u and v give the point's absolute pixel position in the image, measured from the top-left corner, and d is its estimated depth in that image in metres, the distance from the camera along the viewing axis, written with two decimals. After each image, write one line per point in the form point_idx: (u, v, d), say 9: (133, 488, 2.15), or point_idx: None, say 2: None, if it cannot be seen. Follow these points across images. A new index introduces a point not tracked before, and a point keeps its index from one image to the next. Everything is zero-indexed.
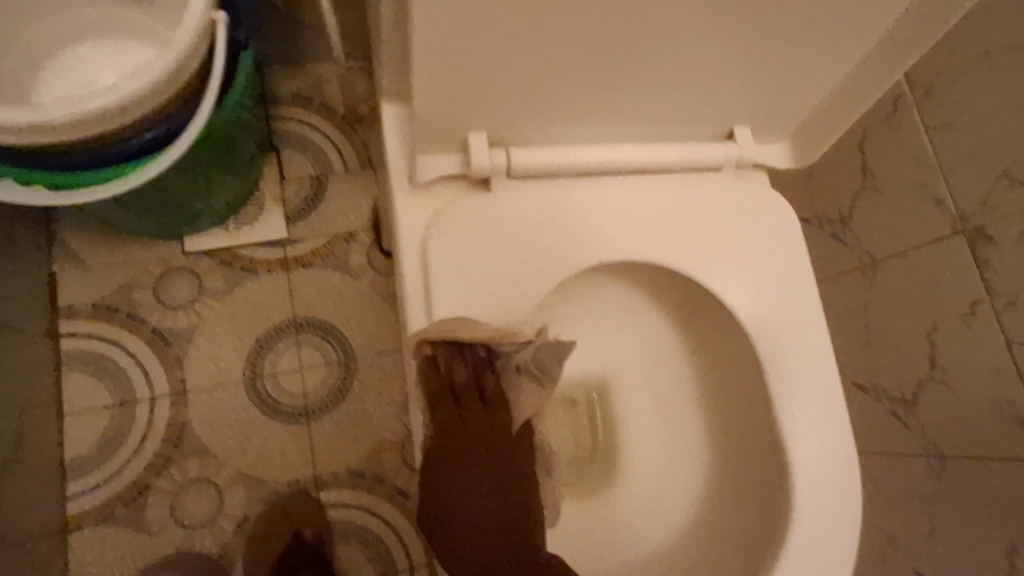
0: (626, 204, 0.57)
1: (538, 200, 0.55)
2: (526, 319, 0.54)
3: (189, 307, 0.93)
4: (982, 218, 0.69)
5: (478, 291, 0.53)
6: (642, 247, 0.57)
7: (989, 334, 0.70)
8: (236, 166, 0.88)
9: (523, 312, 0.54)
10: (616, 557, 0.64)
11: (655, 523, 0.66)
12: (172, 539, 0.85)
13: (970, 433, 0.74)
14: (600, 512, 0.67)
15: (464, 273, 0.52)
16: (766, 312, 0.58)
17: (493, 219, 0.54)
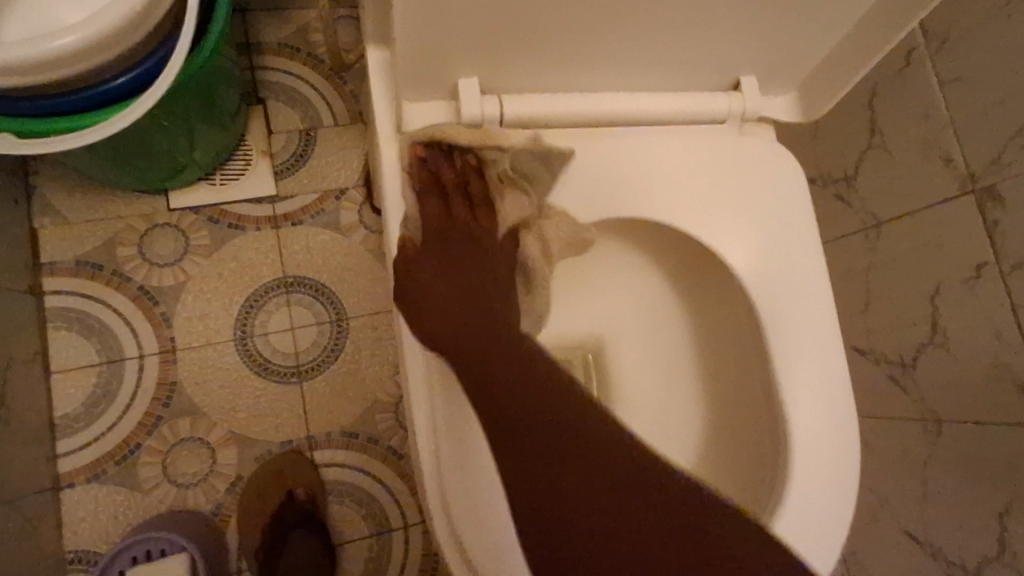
0: (624, 156, 0.54)
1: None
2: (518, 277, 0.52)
3: (176, 265, 0.91)
4: (993, 177, 0.67)
5: None
6: (641, 203, 0.54)
7: (994, 297, 0.68)
8: (219, 118, 0.85)
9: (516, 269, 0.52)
10: None
11: None
12: (164, 497, 0.84)
13: (968, 397, 0.73)
14: None
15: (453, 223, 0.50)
16: (767, 270, 0.56)
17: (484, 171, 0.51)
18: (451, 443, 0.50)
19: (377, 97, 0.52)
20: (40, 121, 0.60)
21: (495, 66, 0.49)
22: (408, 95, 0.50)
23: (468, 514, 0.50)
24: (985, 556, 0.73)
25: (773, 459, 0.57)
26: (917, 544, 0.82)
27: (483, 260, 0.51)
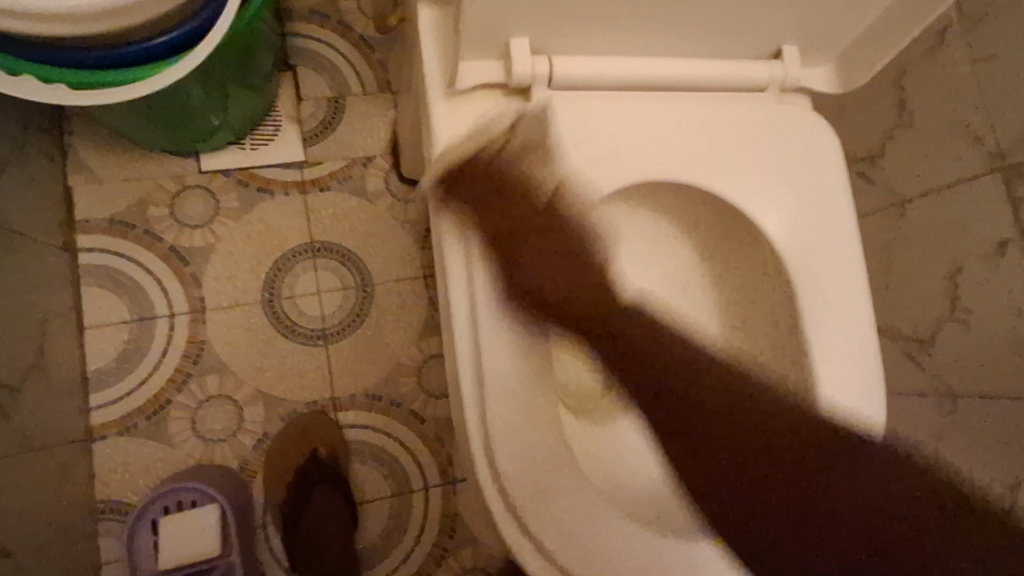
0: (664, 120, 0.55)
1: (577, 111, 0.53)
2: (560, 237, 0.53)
3: (206, 226, 0.92)
4: (1020, 156, 0.68)
5: None
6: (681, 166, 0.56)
7: (1015, 273, 0.70)
8: (252, 81, 0.86)
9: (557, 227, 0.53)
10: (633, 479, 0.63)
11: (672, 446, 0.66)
12: (192, 452, 0.86)
13: (984, 374, 0.74)
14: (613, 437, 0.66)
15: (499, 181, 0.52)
16: (800, 236, 0.57)
17: (531, 129, 0.52)
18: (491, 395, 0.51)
19: (428, 56, 0.53)
20: (90, 72, 0.61)
21: (546, 26, 0.51)
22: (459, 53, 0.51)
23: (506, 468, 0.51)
24: None
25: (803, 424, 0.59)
26: None
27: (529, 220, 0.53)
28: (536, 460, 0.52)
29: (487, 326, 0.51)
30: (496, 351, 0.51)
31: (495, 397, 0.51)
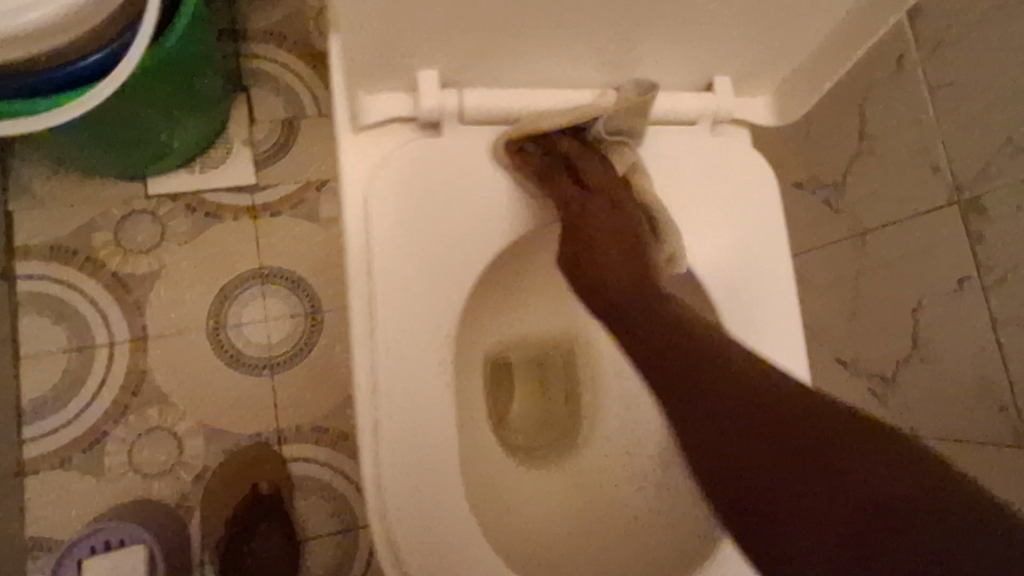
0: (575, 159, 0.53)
1: (490, 151, 0.51)
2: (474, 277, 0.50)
3: (152, 252, 0.90)
4: (979, 188, 0.65)
5: (421, 241, 0.49)
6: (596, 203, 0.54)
7: (976, 311, 0.67)
8: (198, 105, 0.84)
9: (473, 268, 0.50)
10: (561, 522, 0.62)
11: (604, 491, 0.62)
12: (130, 487, 0.83)
13: (950, 416, 0.71)
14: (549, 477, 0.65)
15: (408, 220, 0.48)
16: (727, 277, 0.54)
17: (440, 171, 0.49)
18: None
19: (333, 85, 0.49)
20: (14, 105, 0.60)
21: (457, 56, 0.48)
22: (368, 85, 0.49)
23: None
24: None
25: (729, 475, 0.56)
26: None
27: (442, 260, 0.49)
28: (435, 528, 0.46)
29: (387, 377, 0.46)
30: (396, 405, 0.46)
31: (400, 454, 0.46)
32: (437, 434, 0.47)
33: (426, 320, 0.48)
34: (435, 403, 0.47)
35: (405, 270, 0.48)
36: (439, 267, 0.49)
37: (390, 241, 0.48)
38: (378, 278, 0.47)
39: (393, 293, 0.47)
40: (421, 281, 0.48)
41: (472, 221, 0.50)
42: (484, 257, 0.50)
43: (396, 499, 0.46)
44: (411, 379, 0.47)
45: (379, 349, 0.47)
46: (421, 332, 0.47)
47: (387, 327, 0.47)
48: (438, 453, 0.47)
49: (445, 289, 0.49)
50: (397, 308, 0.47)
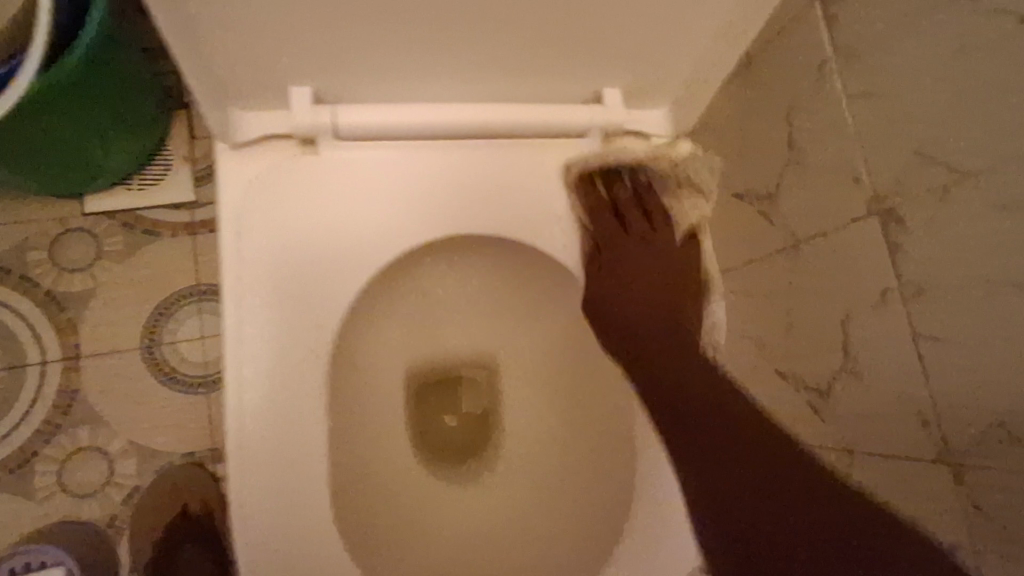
0: (459, 174, 0.52)
1: (367, 171, 0.50)
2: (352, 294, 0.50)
3: (87, 271, 0.89)
4: (895, 198, 0.63)
5: (295, 257, 0.49)
6: (480, 223, 0.53)
7: (898, 323, 0.65)
8: (131, 126, 0.84)
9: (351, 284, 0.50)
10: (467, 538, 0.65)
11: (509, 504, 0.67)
12: (60, 508, 0.83)
13: (880, 430, 0.69)
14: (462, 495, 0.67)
15: (281, 237, 0.49)
16: None
17: (315, 190, 0.49)
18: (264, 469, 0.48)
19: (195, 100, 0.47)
20: None
21: (329, 73, 0.48)
22: (242, 102, 0.49)
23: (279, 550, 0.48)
24: None
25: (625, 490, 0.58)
26: None
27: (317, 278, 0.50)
28: (299, 543, 0.48)
29: (254, 395, 0.48)
30: (263, 422, 0.48)
31: (263, 468, 0.48)
32: (303, 452, 0.48)
33: (297, 338, 0.49)
34: (297, 420, 0.49)
35: (278, 287, 0.49)
36: (313, 284, 0.49)
37: (262, 258, 0.48)
38: (248, 295, 0.48)
39: (264, 309, 0.48)
40: (294, 299, 0.49)
41: (352, 236, 0.50)
42: (357, 281, 0.50)
43: (257, 507, 0.48)
44: (274, 395, 0.48)
45: (247, 367, 0.48)
46: (292, 351, 0.49)
47: (252, 346, 0.48)
48: (300, 468, 0.48)
49: (314, 312, 0.49)
50: (263, 327, 0.48)
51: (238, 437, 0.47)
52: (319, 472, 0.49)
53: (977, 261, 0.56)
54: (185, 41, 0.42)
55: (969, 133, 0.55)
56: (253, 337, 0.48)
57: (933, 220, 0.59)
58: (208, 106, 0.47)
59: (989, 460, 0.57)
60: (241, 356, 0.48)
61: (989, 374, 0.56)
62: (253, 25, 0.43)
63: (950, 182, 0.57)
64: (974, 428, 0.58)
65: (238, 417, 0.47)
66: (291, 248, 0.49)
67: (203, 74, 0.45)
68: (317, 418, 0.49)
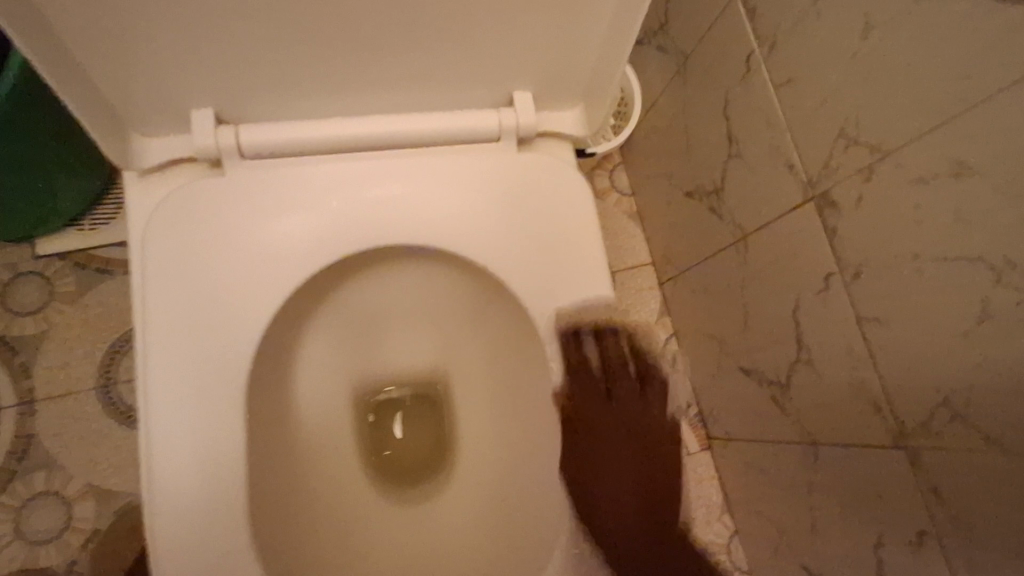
0: (358, 190, 0.52)
1: (265, 186, 0.51)
2: (263, 310, 0.51)
3: (40, 314, 0.89)
4: (827, 182, 0.63)
5: (199, 275, 0.50)
6: (393, 231, 0.53)
7: (843, 308, 0.64)
8: (76, 168, 0.83)
9: (260, 300, 0.51)
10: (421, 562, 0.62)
11: (456, 524, 0.66)
12: (16, 557, 0.81)
13: (840, 419, 0.68)
14: (413, 518, 0.66)
15: (187, 258, 0.49)
16: (532, 291, 0.55)
17: (213, 210, 0.50)
18: (180, 487, 0.48)
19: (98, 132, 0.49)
20: None
21: (228, 92, 0.49)
22: (147, 129, 0.51)
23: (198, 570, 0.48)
24: None
25: (558, 493, 0.57)
26: None
27: (225, 297, 0.50)
28: (213, 563, 0.48)
29: (163, 414, 0.49)
30: (173, 439, 0.49)
31: (174, 484, 0.48)
32: (218, 468, 0.49)
33: (207, 354, 0.50)
34: (212, 446, 0.49)
35: (182, 305, 0.49)
36: (221, 301, 0.50)
37: (166, 279, 0.49)
38: (154, 314, 0.49)
39: (169, 327, 0.49)
40: (202, 316, 0.50)
41: (257, 252, 0.51)
42: (264, 303, 0.51)
43: (172, 525, 0.48)
44: (185, 424, 0.49)
45: (154, 385, 0.49)
46: (201, 368, 0.49)
47: (160, 377, 0.49)
48: (217, 490, 0.49)
49: (220, 338, 0.50)
50: (169, 359, 0.49)
51: (154, 469, 0.48)
52: (238, 494, 0.49)
53: (903, 237, 0.55)
54: (65, 70, 0.44)
55: (879, 110, 0.55)
56: (159, 356, 0.49)
57: (861, 200, 0.59)
58: (107, 136, 0.49)
59: (937, 438, 0.56)
60: (147, 375, 0.49)
61: (930, 348, 0.55)
62: (139, 49, 0.44)
63: (872, 161, 0.57)
64: (923, 408, 0.57)
65: (147, 436, 0.48)
66: (196, 266, 0.50)
67: (96, 103, 0.47)
68: (234, 441, 0.50)
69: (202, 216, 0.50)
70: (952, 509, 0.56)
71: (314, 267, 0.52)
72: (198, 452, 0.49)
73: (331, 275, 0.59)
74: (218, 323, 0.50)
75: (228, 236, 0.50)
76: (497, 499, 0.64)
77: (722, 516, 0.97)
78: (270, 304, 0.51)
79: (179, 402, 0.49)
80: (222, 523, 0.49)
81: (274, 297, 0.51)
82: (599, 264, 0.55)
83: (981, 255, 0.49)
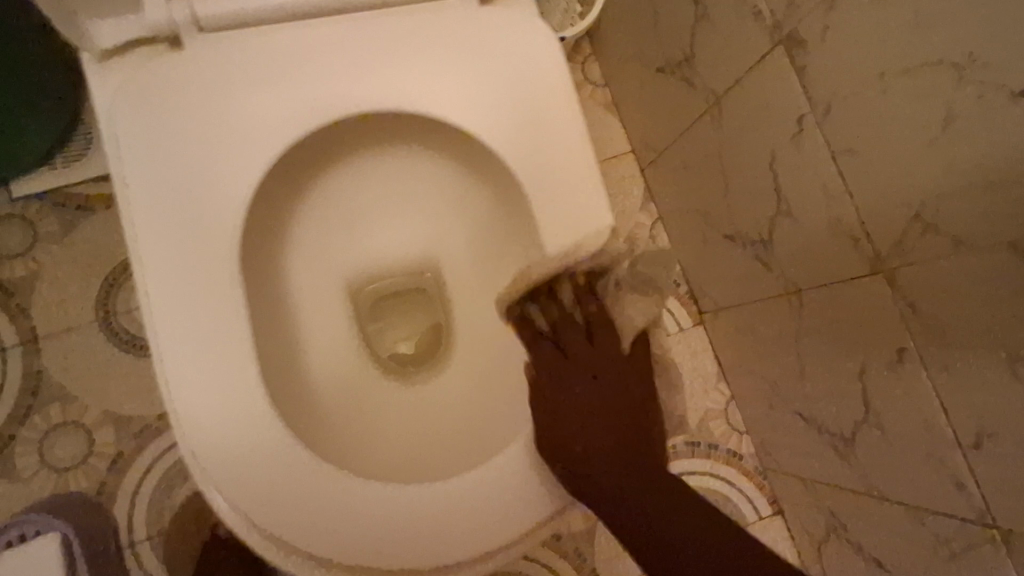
0: (317, 59, 0.53)
1: (226, 61, 0.52)
2: (244, 183, 0.53)
3: (28, 256, 0.89)
4: (793, 20, 0.63)
5: (176, 152, 0.51)
6: (361, 97, 0.54)
7: (816, 147, 0.65)
8: (45, 106, 0.82)
9: (239, 174, 0.52)
10: (436, 433, 0.66)
11: (461, 394, 0.69)
12: (45, 484, 0.84)
13: (820, 260, 0.70)
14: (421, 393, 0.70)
15: (164, 136, 0.51)
16: (513, 146, 0.56)
17: (179, 88, 0.51)
18: (187, 358, 0.51)
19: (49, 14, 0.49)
20: None
21: None
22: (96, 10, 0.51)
23: (221, 436, 0.52)
24: (857, 420, 0.72)
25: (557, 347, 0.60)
26: (807, 422, 0.82)
27: (205, 172, 0.52)
28: (231, 428, 0.52)
29: (159, 288, 0.51)
30: (172, 310, 0.51)
31: (180, 353, 0.51)
32: (224, 336, 0.52)
33: (196, 228, 0.51)
34: (219, 326, 0.52)
35: (163, 182, 0.51)
36: (201, 176, 0.52)
37: (145, 158, 0.51)
38: (137, 193, 0.51)
39: (151, 205, 0.51)
40: (185, 193, 0.51)
41: (228, 126, 0.52)
42: (244, 180, 0.53)
43: (186, 392, 0.51)
44: (191, 309, 0.51)
45: (147, 260, 0.51)
46: (191, 242, 0.51)
47: (153, 257, 0.51)
48: (223, 357, 0.52)
49: (206, 215, 0.52)
50: (159, 238, 0.51)
51: (167, 354, 0.51)
52: (244, 360, 0.52)
53: (871, 59, 0.56)
54: None
55: None
56: (148, 231, 0.51)
57: (828, 30, 0.59)
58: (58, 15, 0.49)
59: (911, 255, 0.58)
60: (139, 251, 0.51)
61: (903, 167, 0.56)
62: None
63: None
64: (898, 229, 0.59)
65: (149, 309, 0.51)
66: (173, 144, 0.51)
67: None
68: (234, 314, 0.52)
69: (171, 94, 0.51)
70: (929, 322, 0.58)
71: (287, 142, 0.54)
72: (200, 323, 0.51)
73: (307, 155, 0.61)
74: (203, 198, 0.52)
75: (201, 113, 0.52)
76: (499, 366, 0.67)
77: (719, 384, 1.01)
78: (250, 184, 0.53)
79: (175, 276, 0.51)
80: (236, 388, 0.52)
81: (253, 170, 0.53)
82: (575, 114, 0.57)
83: (945, 58, 0.49)
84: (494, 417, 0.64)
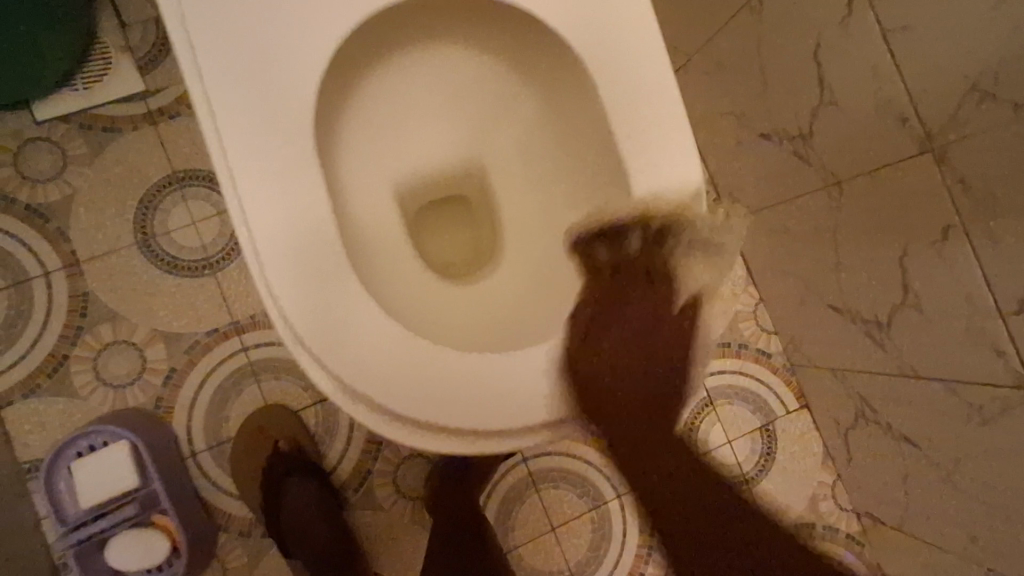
0: None
1: None
2: (308, 64, 0.57)
3: (59, 179, 0.88)
4: None
5: (240, 35, 0.56)
6: None
7: (866, 28, 0.64)
8: (68, 19, 0.80)
9: (302, 54, 0.57)
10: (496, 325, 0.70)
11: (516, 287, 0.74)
12: (103, 401, 0.86)
13: (864, 147, 0.71)
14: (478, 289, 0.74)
15: (229, 21, 0.55)
16: (579, 24, 0.59)
17: None
18: (270, 225, 0.55)
19: None
20: None
21: None
22: None
23: (306, 306, 0.55)
24: (895, 304, 0.75)
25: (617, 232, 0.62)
26: (841, 314, 0.85)
27: (271, 54, 0.56)
28: (315, 293, 0.55)
29: (239, 161, 0.55)
30: (252, 180, 0.55)
31: (262, 220, 0.55)
32: (301, 204, 0.56)
33: (267, 106, 0.56)
34: (294, 195, 0.56)
35: (233, 62, 0.55)
36: (267, 56, 0.56)
37: (214, 42, 0.55)
38: (210, 74, 0.55)
39: (224, 85, 0.55)
40: (254, 72, 0.56)
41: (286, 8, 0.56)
42: (306, 59, 0.57)
43: (270, 256, 0.55)
44: (275, 185, 0.56)
45: (225, 136, 0.55)
46: (265, 119, 0.56)
47: (230, 133, 0.55)
48: (302, 223, 0.56)
49: (275, 92, 0.56)
50: (233, 115, 0.55)
51: (253, 225, 0.55)
52: (321, 224, 0.56)
53: None
54: None
55: None
56: (223, 110, 0.55)
57: None
58: None
59: (964, 129, 0.59)
60: (217, 129, 0.55)
61: (960, 37, 0.56)
62: None
63: None
64: (952, 102, 0.59)
65: (231, 180, 0.55)
66: (238, 29, 0.55)
67: None
68: (308, 183, 0.56)
69: None
70: (977, 193, 0.60)
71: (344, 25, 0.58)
72: (279, 193, 0.56)
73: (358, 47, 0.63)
74: (271, 77, 0.56)
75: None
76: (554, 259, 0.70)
77: (749, 288, 1.04)
78: (315, 66, 0.57)
79: (253, 150, 0.55)
80: (319, 253, 0.56)
81: (315, 49, 0.57)
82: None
83: None
84: (553, 300, 0.68)
